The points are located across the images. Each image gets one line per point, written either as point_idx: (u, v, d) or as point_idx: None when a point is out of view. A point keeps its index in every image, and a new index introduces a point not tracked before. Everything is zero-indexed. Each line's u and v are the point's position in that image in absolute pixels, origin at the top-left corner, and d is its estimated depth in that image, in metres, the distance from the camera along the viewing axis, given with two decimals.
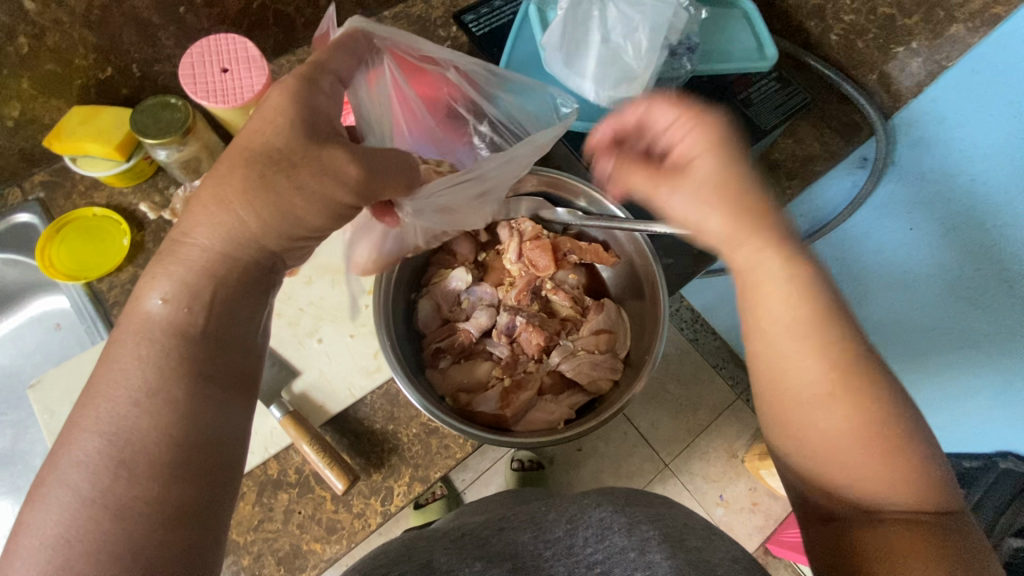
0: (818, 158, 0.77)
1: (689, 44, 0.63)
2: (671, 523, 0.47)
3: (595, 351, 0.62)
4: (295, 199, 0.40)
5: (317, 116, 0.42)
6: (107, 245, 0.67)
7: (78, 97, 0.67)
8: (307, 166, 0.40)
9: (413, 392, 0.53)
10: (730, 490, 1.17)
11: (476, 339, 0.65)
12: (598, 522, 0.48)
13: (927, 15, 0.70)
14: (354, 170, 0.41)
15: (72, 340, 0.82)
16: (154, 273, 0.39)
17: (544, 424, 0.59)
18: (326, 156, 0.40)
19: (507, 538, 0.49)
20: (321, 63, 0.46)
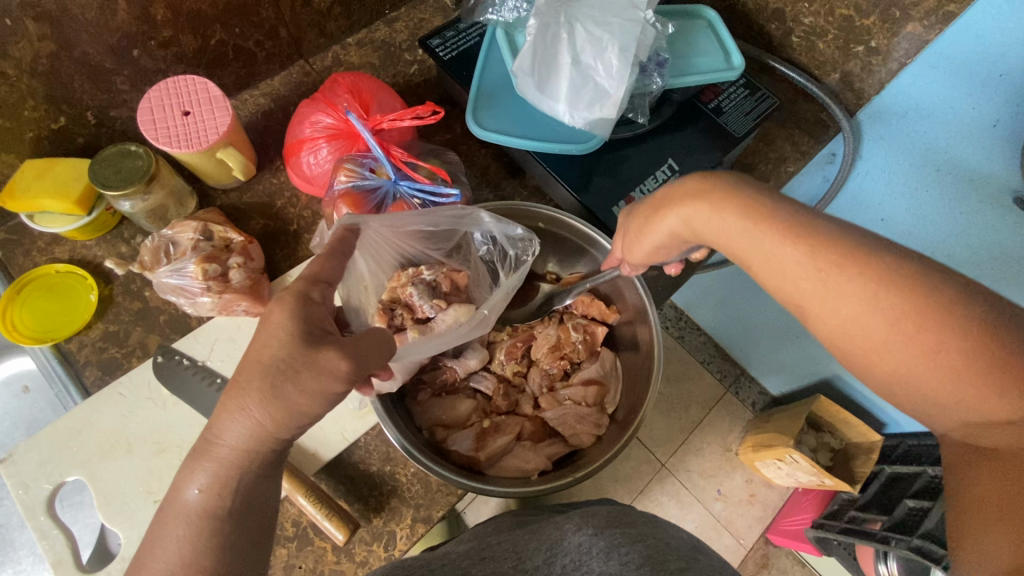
0: (789, 159, 0.78)
1: (659, 60, 0.63)
2: (654, 545, 0.48)
3: (581, 403, 0.63)
4: (300, 399, 0.40)
5: (312, 325, 0.42)
6: (73, 302, 0.64)
7: (31, 150, 0.64)
8: (308, 369, 0.40)
9: (391, 427, 0.53)
10: (728, 483, 1.17)
11: (460, 377, 0.64)
12: (577, 548, 0.47)
13: (883, 15, 0.71)
14: (345, 364, 0.41)
15: (43, 404, 0.77)
16: (193, 463, 0.41)
17: (516, 471, 0.59)
18: (324, 358, 0.40)
19: (487, 569, 0.46)
20: (315, 275, 0.47)
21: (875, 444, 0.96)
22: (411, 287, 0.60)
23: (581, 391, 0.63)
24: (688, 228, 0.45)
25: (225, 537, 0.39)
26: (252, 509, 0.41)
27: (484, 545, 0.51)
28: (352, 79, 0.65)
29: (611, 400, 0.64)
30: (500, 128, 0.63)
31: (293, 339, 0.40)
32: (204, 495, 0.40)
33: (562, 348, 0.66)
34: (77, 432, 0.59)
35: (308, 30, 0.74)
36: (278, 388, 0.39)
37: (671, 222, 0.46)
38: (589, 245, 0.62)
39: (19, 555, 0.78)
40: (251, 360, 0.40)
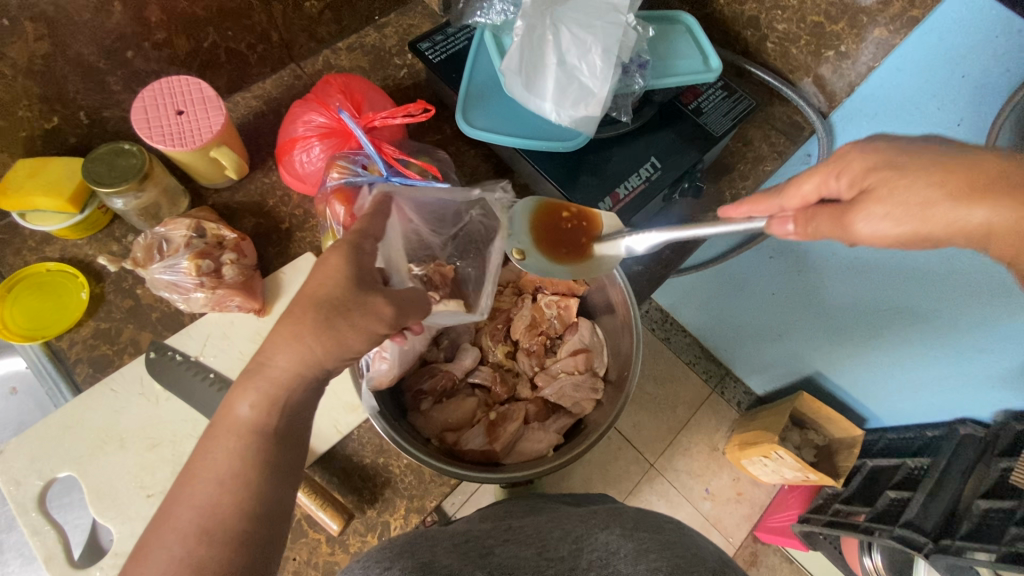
0: (767, 159, 0.82)
1: (640, 61, 0.65)
2: (681, 552, 0.48)
3: (575, 372, 0.65)
4: (350, 335, 0.42)
5: (364, 273, 0.45)
6: (64, 300, 0.64)
7: (23, 149, 0.64)
8: (360, 311, 0.42)
9: (382, 423, 0.53)
10: (715, 482, 1.18)
11: (458, 379, 0.65)
12: (605, 545, 0.49)
13: (851, 21, 0.72)
14: (389, 310, 0.43)
15: (32, 404, 0.76)
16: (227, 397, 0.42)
17: (534, 454, 0.60)
18: (374, 302, 0.43)
19: (506, 553, 0.47)
20: (363, 230, 0.49)
21: (857, 439, 0.98)
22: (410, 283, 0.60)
23: (571, 362, 0.65)
24: (968, 179, 0.35)
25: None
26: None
27: (505, 526, 0.53)
28: (343, 80, 0.67)
29: (600, 363, 0.66)
30: (489, 126, 0.66)
31: (348, 281, 0.43)
32: (254, 413, 0.41)
33: (539, 326, 0.67)
34: (68, 428, 0.59)
35: (300, 34, 0.76)
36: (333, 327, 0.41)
37: (980, 215, 0.35)
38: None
39: None
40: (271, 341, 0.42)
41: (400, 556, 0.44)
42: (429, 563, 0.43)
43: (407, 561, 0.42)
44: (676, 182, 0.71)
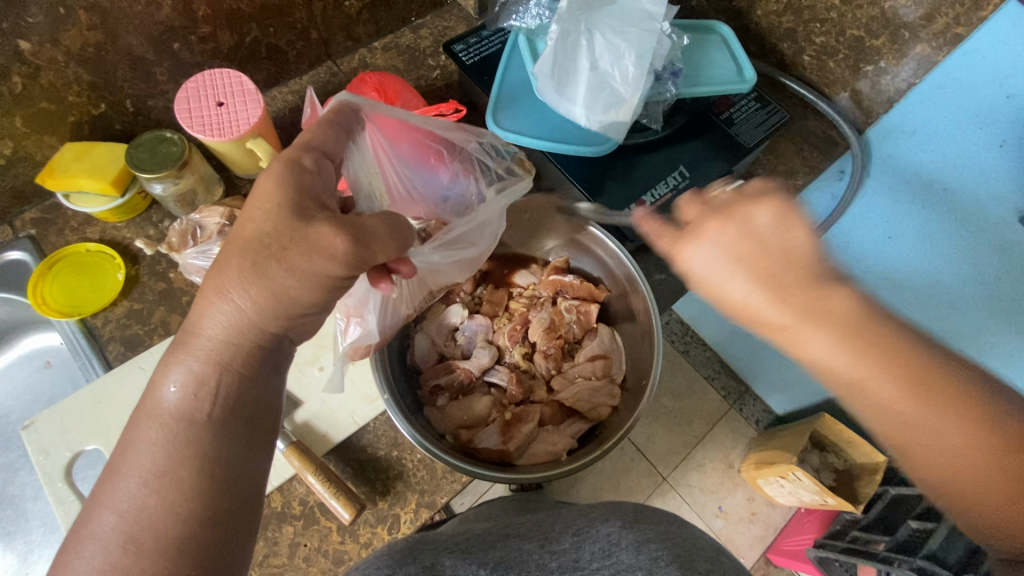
0: (799, 173, 0.80)
1: (673, 69, 0.65)
2: (680, 544, 0.47)
3: (592, 377, 0.64)
4: (288, 282, 0.41)
5: (304, 195, 0.42)
6: (101, 280, 0.66)
7: (71, 134, 0.67)
8: (296, 247, 0.40)
9: (402, 421, 0.54)
10: (729, 501, 1.14)
11: (475, 376, 0.66)
12: (606, 536, 0.48)
13: (892, 36, 0.72)
14: (341, 244, 0.41)
15: (64, 378, 0.78)
16: (170, 360, 0.42)
17: (547, 455, 0.60)
18: (314, 234, 0.40)
19: (510, 545, 0.48)
20: (308, 143, 0.46)
21: (879, 465, 0.95)
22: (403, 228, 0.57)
23: (588, 367, 0.65)
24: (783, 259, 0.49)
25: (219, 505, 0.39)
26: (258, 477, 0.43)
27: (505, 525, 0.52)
28: (378, 78, 0.68)
29: (619, 370, 0.66)
30: (518, 129, 0.65)
31: (281, 210, 0.41)
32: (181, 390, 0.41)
33: (558, 329, 0.67)
34: (97, 403, 0.61)
35: (338, 32, 0.77)
36: (263, 267, 0.40)
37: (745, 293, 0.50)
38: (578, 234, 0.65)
39: (29, 526, 0.74)
40: (220, 282, 0.41)
41: (402, 561, 0.45)
42: (432, 568, 0.44)
43: (412, 564, 0.44)
44: (705, 193, 0.70)
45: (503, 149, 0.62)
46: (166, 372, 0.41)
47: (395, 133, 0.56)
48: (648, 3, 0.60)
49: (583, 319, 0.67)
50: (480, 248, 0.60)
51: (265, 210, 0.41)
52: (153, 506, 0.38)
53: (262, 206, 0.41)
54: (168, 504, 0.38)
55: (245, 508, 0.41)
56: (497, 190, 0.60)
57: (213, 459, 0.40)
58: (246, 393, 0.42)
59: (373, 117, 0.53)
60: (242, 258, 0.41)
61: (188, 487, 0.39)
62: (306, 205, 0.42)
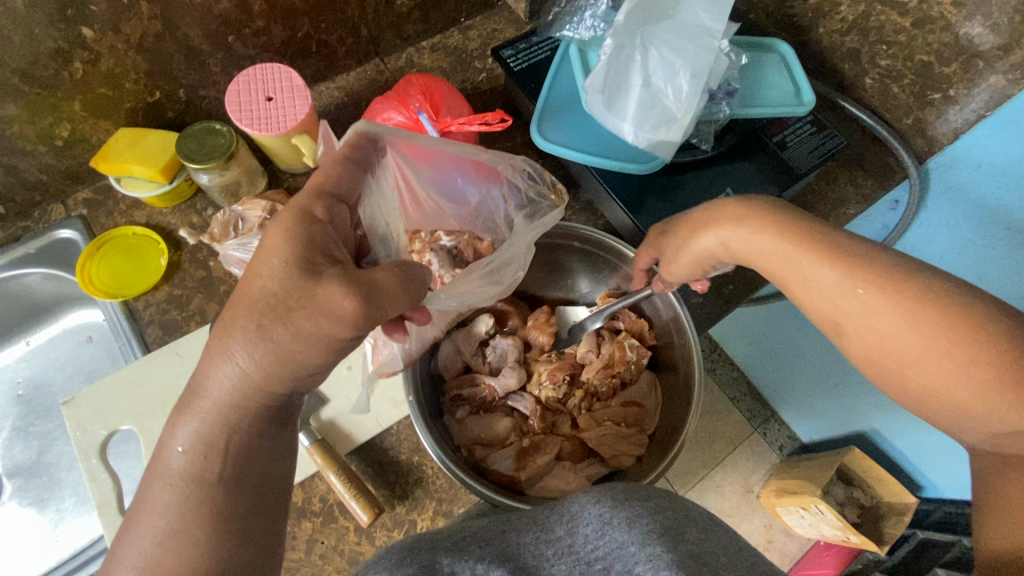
0: (850, 202, 0.78)
1: (728, 88, 0.63)
2: (672, 515, 0.43)
3: (621, 424, 0.63)
4: (294, 346, 0.39)
5: (313, 249, 0.41)
6: (145, 264, 0.68)
7: (126, 119, 0.69)
8: (302, 308, 0.39)
9: (427, 436, 0.55)
10: (745, 526, 0.97)
11: (498, 395, 0.65)
12: (597, 517, 0.43)
13: (965, 64, 0.67)
14: (350, 304, 0.39)
15: (103, 355, 0.80)
16: (176, 420, 0.42)
17: (558, 492, 0.59)
18: (322, 294, 0.39)
19: (507, 540, 0.45)
20: (321, 187, 0.45)
21: (909, 506, 0.81)
22: (430, 254, 0.58)
23: (620, 412, 0.64)
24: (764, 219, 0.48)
25: (231, 554, 0.40)
26: (273, 477, 0.43)
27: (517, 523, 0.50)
28: (425, 81, 0.68)
29: (650, 421, 0.64)
30: (562, 141, 0.65)
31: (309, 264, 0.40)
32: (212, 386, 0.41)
33: (613, 367, 0.65)
34: (134, 384, 0.63)
35: (388, 31, 0.77)
36: (267, 330, 0.39)
37: (708, 240, 0.51)
38: (601, 250, 0.64)
39: (61, 495, 0.77)
40: (224, 342, 0.40)
41: (401, 562, 0.43)
42: (432, 567, 0.42)
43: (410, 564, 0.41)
44: None
45: (536, 178, 0.60)
46: (174, 429, 0.41)
47: (415, 159, 0.55)
48: (707, 18, 0.57)
49: (637, 358, 0.65)
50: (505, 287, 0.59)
51: (274, 267, 0.39)
52: (170, 564, 0.39)
53: (270, 260, 0.40)
54: (183, 560, 0.39)
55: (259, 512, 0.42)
56: (526, 219, 0.60)
57: (223, 513, 0.40)
58: (257, 441, 0.42)
59: (393, 146, 0.52)
60: (248, 317, 0.39)
61: (202, 536, 0.39)
62: (315, 258, 0.40)
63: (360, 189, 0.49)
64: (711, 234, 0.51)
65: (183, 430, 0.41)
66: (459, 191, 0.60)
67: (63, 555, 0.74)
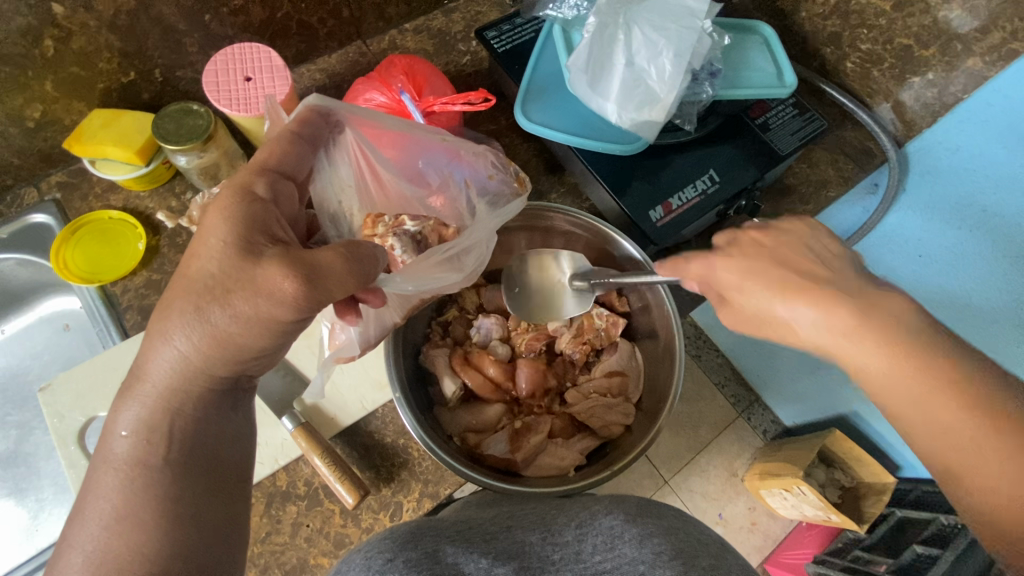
0: (831, 184, 0.78)
1: (711, 70, 0.63)
2: (683, 538, 0.45)
3: (607, 394, 0.63)
4: (229, 326, 0.39)
5: (262, 226, 0.40)
6: (122, 248, 0.67)
7: (100, 100, 0.67)
8: (241, 289, 0.38)
9: (408, 415, 0.55)
10: (730, 509, 0.92)
11: (491, 380, 0.64)
12: (608, 529, 0.46)
13: (943, 47, 0.72)
14: (290, 285, 0.38)
15: (81, 343, 0.79)
16: (120, 404, 0.41)
17: (554, 469, 0.59)
18: (262, 274, 0.38)
19: (513, 536, 0.46)
20: (264, 164, 0.45)
21: (888, 486, 0.82)
22: (392, 237, 0.54)
23: (604, 383, 0.64)
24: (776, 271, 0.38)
25: (187, 536, 0.39)
26: (223, 461, 0.43)
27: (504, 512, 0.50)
28: (408, 62, 0.67)
29: (634, 389, 0.65)
30: (546, 122, 0.65)
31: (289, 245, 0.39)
32: (188, 365, 0.40)
33: (584, 335, 0.66)
34: (112, 370, 0.62)
35: (370, 12, 0.76)
36: (205, 311, 0.39)
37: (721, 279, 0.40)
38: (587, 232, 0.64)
39: (40, 485, 0.75)
40: (163, 325, 0.40)
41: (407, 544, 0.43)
42: (434, 554, 0.43)
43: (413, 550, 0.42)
44: (734, 199, 0.68)
45: (496, 167, 0.60)
46: (117, 415, 0.41)
47: (377, 138, 0.54)
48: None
49: (611, 327, 0.66)
50: (467, 274, 0.56)
51: (211, 247, 0.39)
52: (118, 548, 0.37)
53: (208, 241, 0.39)
54: (129, 543, 0.37)
55: (215, 495, 0.41)
56: (489, 207, 0.58)
57: (173, 495, 0.39)
58: (202, 427, 0.42)
59: (349, 121, 0.52)
60: (185, 300, 0.40)
61: (149, 519, 0.38)
62: (256, 239, 0.40)
63: (310, 165, 0.49)
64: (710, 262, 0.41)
65: (126, 415, 0.40)
66: (419, 174, 0.57)
67: (43, 545, 0.73)
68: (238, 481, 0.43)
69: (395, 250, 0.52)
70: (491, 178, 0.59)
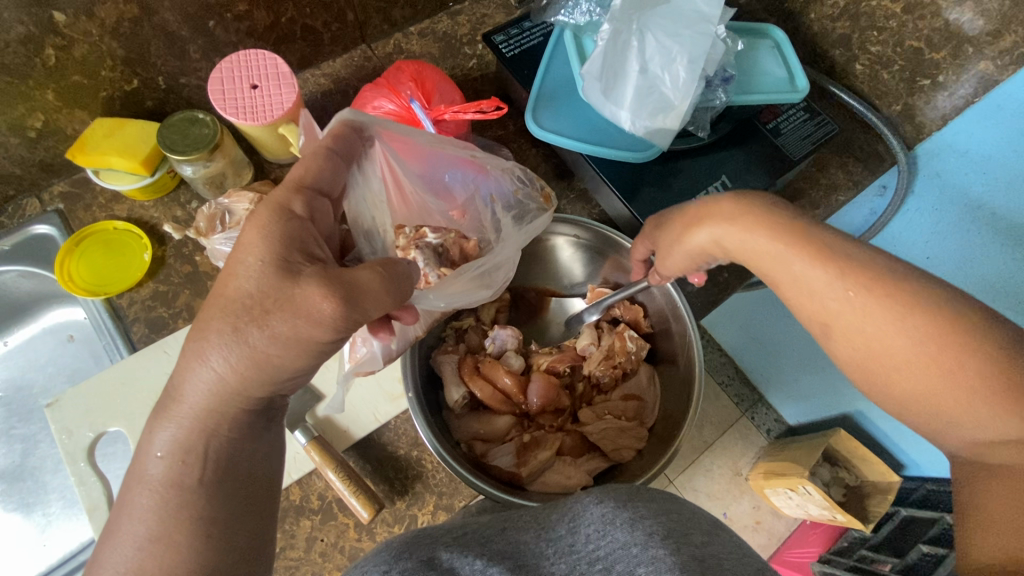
0: (841, 187, 0.77)
1: (726, 76, 0.63)
2: (676, 518, 0.43)
3: (622, 418, 0.63)
4: (271, 350, 0.38)
5: (276, 243, 0.39)
6: (128, 259, 0.66)
7: (103, 109, 0.66)
8: (281, 310, 0.38)
9: (427, 432, 0.54)
10: (735, 509, 0.89)
11: (510, 394, 0.63)
12: (600, 517, 0.43)
13: (955, 50, 0.70)
14: (329, 306, 0.38)
15: (86, 354, 0.78)
16: (153, 425, 0.41)
17: (559, 487, 0.59)
18: (301, 295, 0.38)
19: (508, 538, 0.45)
20: (302, 182, 0.43)
21: (894, 486, 0.80)
22: (416, 251, 0.54)
23: (620, 406, 0.64)
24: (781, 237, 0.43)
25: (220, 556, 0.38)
26: (258, 479, 0.42)
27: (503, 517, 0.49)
28: (416, 68, 0.66)
29: (650, 416, 0.64)
30: (558, 129, 0.64)
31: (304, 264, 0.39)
32: (204, 388, 0.39)
33: (615, 359, 0.65)
34: (121, 384, 0.61)
35: (375, 16, 0.75)
36: (243, 332, 0.38)
37: (704, 237, 0.48)
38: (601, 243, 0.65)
39: (47, 499, 0.75)
40: (200, 345, 0.39)
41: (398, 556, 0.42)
42: (430, 561, 0.41)
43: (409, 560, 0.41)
44: None
45: (523, 181, 0.59)
46: (151, 436, 0.40)
47: (406, 149, 0.53)
48: (704, 4, 0.57)
49: (637, 350, 0.65)
50: (495, 289, 0.58)
51: (250, 266, 0.38)
52: (153, 569, 0.37)
53: (247, 261, 0.39)
54: (164, 562, 0.37)
55: (247, 516, 0.41)
56: (515, 221, 0.59)
57: (210, 516, 0.39)
58: (238, 448, 0.41)
59: (381, 135, 0.50)
60: (224, 320, 0.39)
61: (185, 540, 0.38)
62: (293, 257, 0.39)
63: (343, 182, 0.47)
64: (705, 229, 0.48)
65: (161, 436, 0.40)
66: (445, 186, 0.57)
67: (53, 560, 0.72)
68: (267, 497, 0.43)
69: (420, 264, 0.53)
70: (521, 192, 0.60)
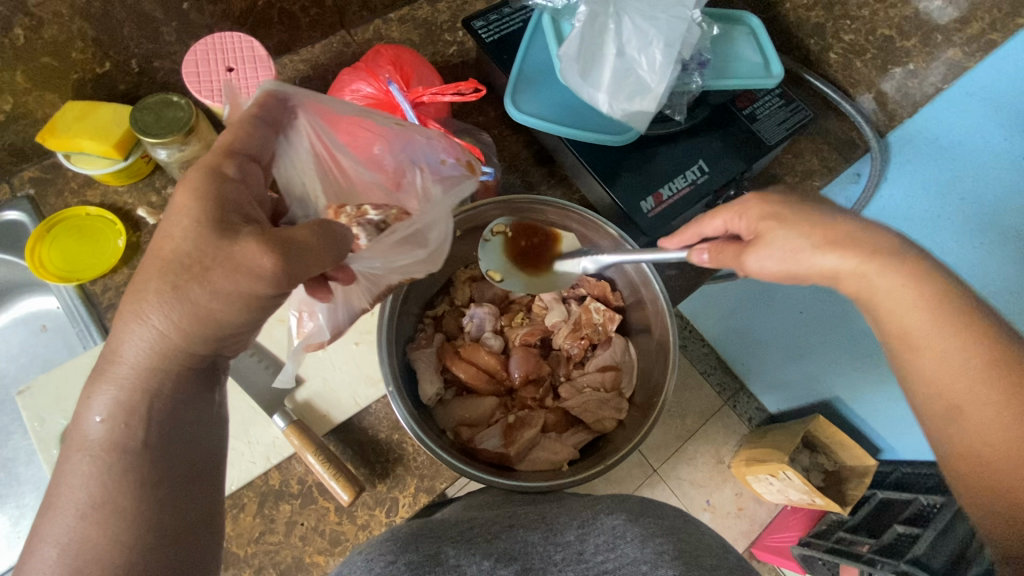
0: (818, 173, 0.76)
1: (700, 60, 0.64)
2: (685, 538, 0.45)
3: (601, 389, 0.64)
4: (211, 304, 0.39)
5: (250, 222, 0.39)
6: (101, 245, 0.65)
7: (74, 92, 0.65)
8: (218, 267, 0.38)
9: (399, 403, 0.53)
10: (718, 496, 0.88)
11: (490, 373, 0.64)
12: (611, 529, 0.46)
13: (923, 39, 0.75)
14: (268, 262, 0.37)
15: (59, 344, 0.76)
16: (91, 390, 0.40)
17: (548, 464, 0.59)
18: (239, 251, 0.37)
19: (514, 537, 0.46)
20: (229, 145, 0.43)
21: (870, 469, 0.80)
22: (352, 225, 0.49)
23: (598, 377, 0.64)
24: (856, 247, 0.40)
25: (161, 519, 0.38)
26: None
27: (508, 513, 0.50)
28: (395, 52, 0.66)
29: (628, 384, 0.65)
30: (535, 112, 0.64)
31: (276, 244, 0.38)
32: None
33: (582, 329, 0.66)
34: None
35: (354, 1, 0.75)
36: (183, 290, 0.38)
37: (832, 261, 0.40)
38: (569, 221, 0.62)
39: (20, 491, 0.73)
40: (136, 307, 0.39)
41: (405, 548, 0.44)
42: (435, 557, 0.43)
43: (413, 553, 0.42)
44: (723, 189, 0.68)
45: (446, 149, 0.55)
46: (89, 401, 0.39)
47: (333, 123, 0.52)
48: None
49: (608, 320, 0.66)
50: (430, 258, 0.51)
51: (214, 245, 0.38)
52: (108, 548, 0.36)
53: (182, 223, 0.38)
54: (108, 534, 0.36)
55: (191, 484, 0.41)
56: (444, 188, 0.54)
57: (153, 479, 0.38)
58: None
59: (305, 106, 0.50)
60: (162, 279, 0.39)
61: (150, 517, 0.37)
62: (232, 223, 0.39)
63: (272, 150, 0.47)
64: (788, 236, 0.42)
65: (101, 399, 0.39)
66: (376, 161, 0.54)
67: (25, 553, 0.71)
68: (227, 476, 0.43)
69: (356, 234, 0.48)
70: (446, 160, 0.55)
